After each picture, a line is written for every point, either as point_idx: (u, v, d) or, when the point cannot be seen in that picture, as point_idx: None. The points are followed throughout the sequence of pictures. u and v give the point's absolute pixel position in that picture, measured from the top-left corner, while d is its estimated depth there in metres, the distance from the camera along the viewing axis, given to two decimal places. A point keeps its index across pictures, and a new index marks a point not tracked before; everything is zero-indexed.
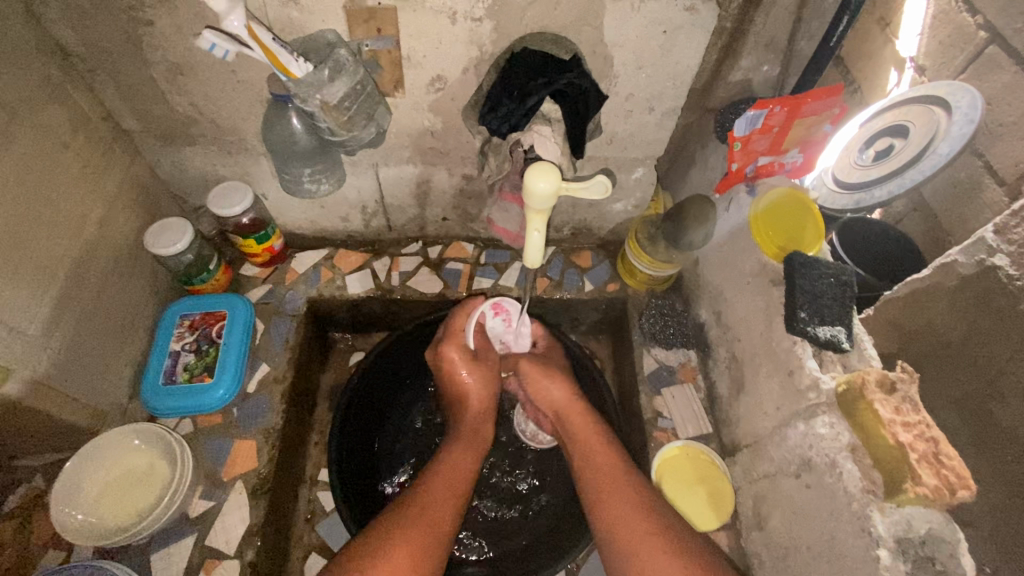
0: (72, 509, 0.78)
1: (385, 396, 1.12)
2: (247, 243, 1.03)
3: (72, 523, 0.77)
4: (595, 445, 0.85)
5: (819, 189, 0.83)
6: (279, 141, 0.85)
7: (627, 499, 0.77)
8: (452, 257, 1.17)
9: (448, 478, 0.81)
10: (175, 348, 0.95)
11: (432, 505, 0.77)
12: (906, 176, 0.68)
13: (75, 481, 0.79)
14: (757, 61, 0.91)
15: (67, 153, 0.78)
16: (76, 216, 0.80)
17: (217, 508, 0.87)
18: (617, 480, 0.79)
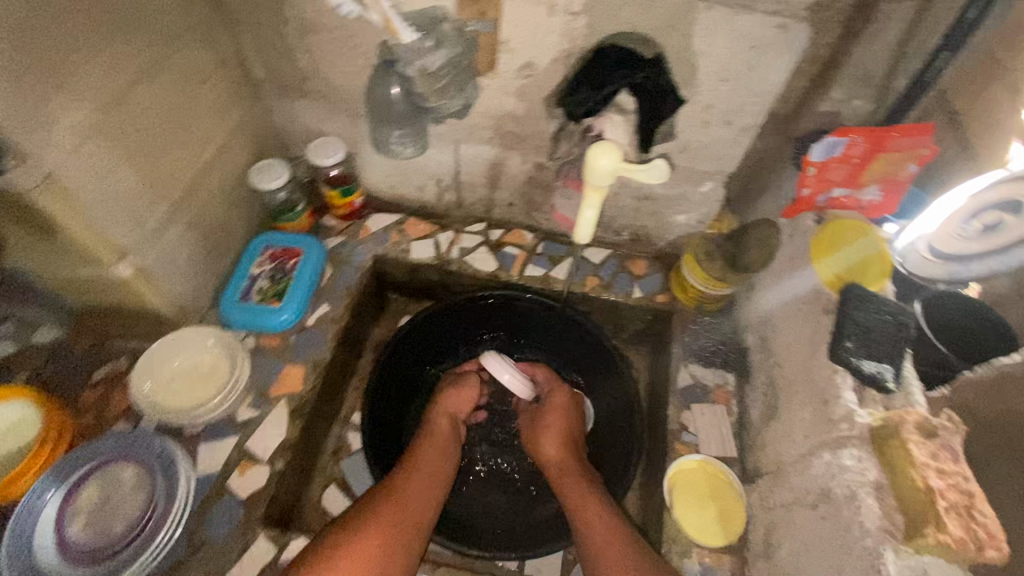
0: (144, 378, 0.90)
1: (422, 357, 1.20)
2: (332, 194, 1.15)
3: (141, 390, 0.89)
4: (566, 469, 0.94)
5: (908, 257, 0.78)
6: (378, 104, 0.93)
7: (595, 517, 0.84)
8: (510, 242, 1.22)
9: (429, 467, 0.91)
10: (254, 273, 1.06)
11: (415, 491, 0.86)
12: (1014, 257, 0.66)
13: (156, 359, 0.91)
14: (849, 93, 0.90)
15: (205, 85, 0.91)
16: (202, 139, 0.92)
17: (260, 419, 0.95)
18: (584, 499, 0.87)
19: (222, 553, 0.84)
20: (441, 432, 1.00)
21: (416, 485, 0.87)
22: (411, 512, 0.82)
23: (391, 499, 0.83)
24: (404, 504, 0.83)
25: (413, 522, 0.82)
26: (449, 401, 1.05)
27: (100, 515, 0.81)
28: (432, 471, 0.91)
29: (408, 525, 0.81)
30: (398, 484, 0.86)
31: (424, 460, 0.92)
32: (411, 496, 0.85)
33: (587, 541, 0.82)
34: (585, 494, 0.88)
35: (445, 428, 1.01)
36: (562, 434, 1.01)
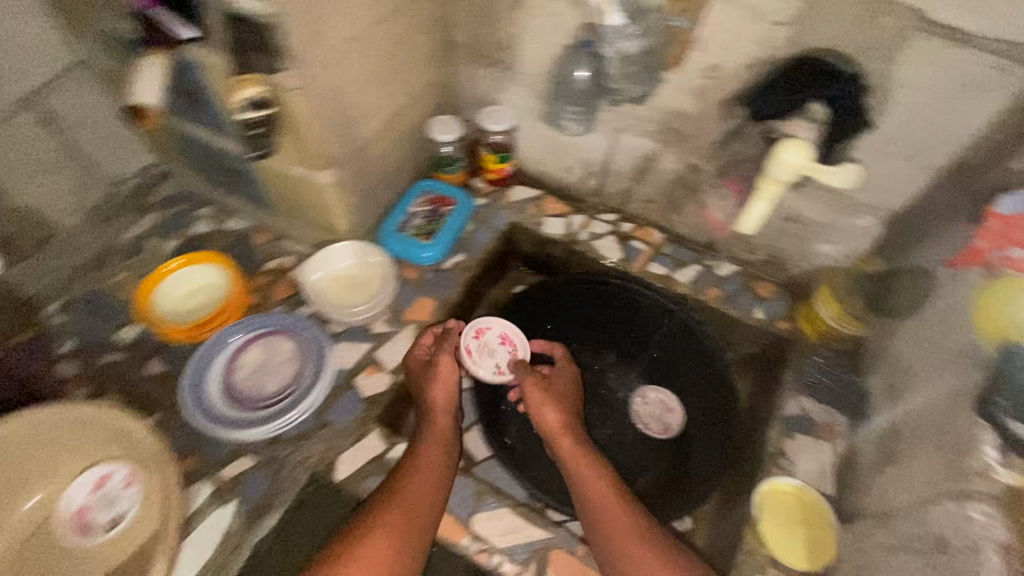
0: (316, 271, 1.07)
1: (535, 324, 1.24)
2: (489, 159, 1.24)
3: (310, 279, 1.06)
4: (577, 455, 0.92)
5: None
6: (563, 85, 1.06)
7: (616, 522, 0.83)
8: (638, 237, 1.25)
9: (424, 464, 0.88)
10: (413, 211, 1.18)
11: (413, 494, 0.84)
12: None
13: (327, 259, 1.07)
14: None
15: (419, 39, 1.04)
16: (404, 85, 1.05)
17: (390, 336, 1.07)
18: (600, 498, 0.86)
19: (340, 437, 0.95)
20: (440, 428, 0.94)
21: (414, 485, 0.85)
22: (415, 519, 0.82)
23: (393, 502, 0.83)
24: (404, 510, 0.82)
25: (419, 529, 0.82)
26: (438, 397, 0.97)
27: (259, 373, 0.96)
28: (432, 471, 0.88)
29: (412, 534, 0.81)
30: (397, 486, 0.85)
31: (419, 459, 0.89)
32: (411, 498, 0.83)
33: (605, 541, 0.83)
34: (602, 495, 0.86)
35: (448, 424, 0.95)
36: (565, 421, 0.97)
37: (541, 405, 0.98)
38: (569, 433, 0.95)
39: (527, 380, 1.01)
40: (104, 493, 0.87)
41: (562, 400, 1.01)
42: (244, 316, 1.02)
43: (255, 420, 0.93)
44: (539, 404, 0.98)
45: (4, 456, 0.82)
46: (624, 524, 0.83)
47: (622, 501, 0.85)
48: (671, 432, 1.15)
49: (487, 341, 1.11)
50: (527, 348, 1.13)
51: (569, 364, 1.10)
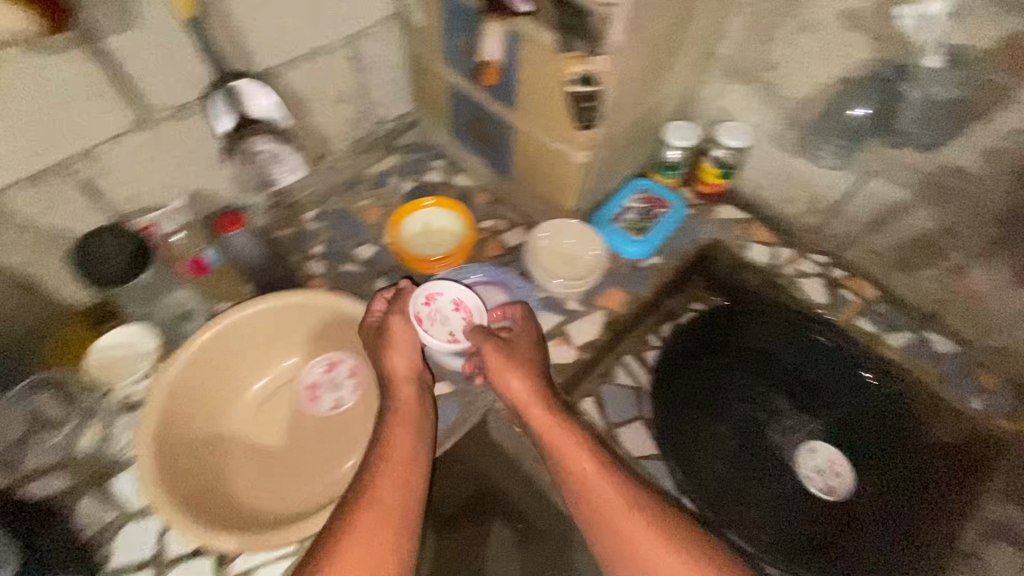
0: (542, 235, 1.14)
1: (716, 345, 1.19)
2: (708, 171, 1.23)
3: (536, 241, 1.14)
4: (549, 423, 0.88)
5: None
6: (833, 123, 1.03)
7: (625, 520, 0.80)
8: (850, 286, 1.20)
9: (396, 443, 0.84)
10: (628, 206, 1.22)
11: (392, 482, 0.80)
12: None
13: (554, 228, 1.14)
14: None
15: (694, 46, 1.06)
16: (666, 86, 1.09)
17: (583, 316, 1.13)
18: (599, 491, 0.82)
19: None
20: (404, 403, 0.89)
21: (390, 478, 0.80)
22: (393, 511, 0.77)
23: (377, 490, 0.79)
24: (382, 498, 0.78)
25: (404, 510, 0.78)
26: (399, 376, 0.91)
27: None
28: (403, 459, 0.83)
29: (393, 522, 0.77)
30: (376, 469, 0.81)
31: (390, 442, 0.84)
32: (386, 491, 0.79)
33: (623, 541, 0.79)
34: (591, 481, 0.83)
35: (412, 395, 0.90)
36: (533, 386, 0.91)
37: (502, 373, 0.91)
38: (527, 389, 0.91)
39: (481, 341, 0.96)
40: (330, 375, 1.02)
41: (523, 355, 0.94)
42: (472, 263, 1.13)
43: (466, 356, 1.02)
44: (500, 370, 0.92)
45: (234, 343, 0.97)
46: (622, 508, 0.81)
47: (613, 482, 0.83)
48: (840, 497, 1.08)
49: None
50: (486, 313, 1.01)
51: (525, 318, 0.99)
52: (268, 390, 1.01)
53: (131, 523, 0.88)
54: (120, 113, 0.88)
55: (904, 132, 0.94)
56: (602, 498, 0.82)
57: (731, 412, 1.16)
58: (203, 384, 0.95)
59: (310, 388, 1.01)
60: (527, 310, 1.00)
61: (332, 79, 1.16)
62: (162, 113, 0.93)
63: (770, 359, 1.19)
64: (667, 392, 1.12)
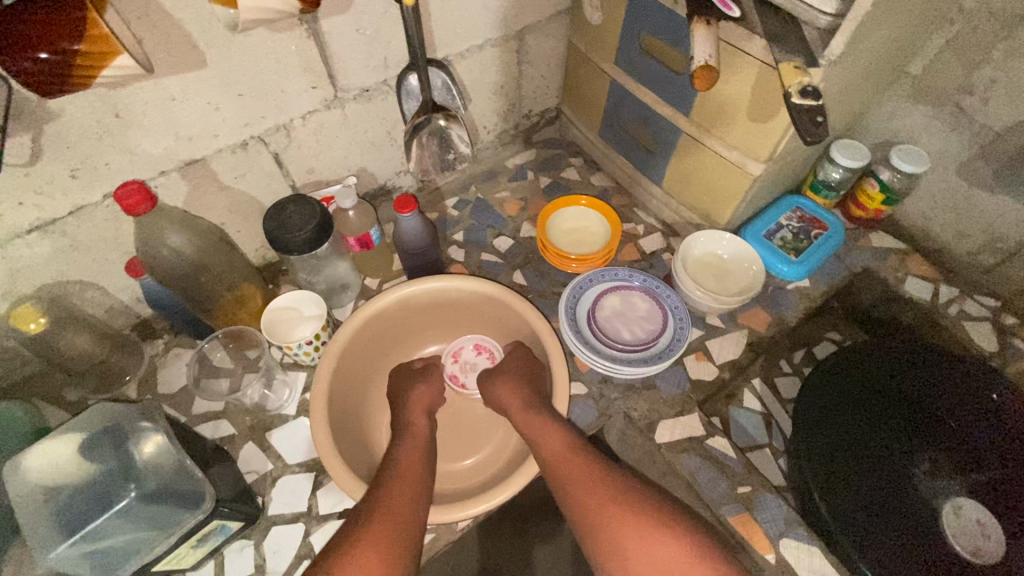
0: (693, 247, 1.12)
1: (870, 378, 1.12)
2: (873, 195, 1.15)
3: (687, 253, 1.11)
4: (542, 434, 0.85)
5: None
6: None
7: (625, 529, 0.73)
8: (1021, 337, 1.12)
9: (404, 460, 0.84)
10: (782, 222, 1.16)
11: (400, 497, 0.77)
12: None
13: (706, 240, 1.12)
14: None
15: (889, 63, 1.00)
16: (848, 104, 1.03)
17: (724, 332, 1.10)
18: (593, 499, 0.77)
19: (664, 403, 1.02)
20: (417, 428, 0.91)
21: (397, 494, 0.78)
22: (398, 520, 0.74)
23: (386, 502, 0.76)
24: (393, 507, 0.76)
25: (408, 519, 0.75)
26: (414, 400, 0.96)
27: (622, 320, 1.05)
28: (410, 475, 0.82)
29: (402, 529, 0.74)
30: (384, 483, 0.80)
31: (393, 462, 0.84)
32: (394, 503, 0.76)
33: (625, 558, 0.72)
34: (588, 494, 0.77)
35: (422, 423, 0.92)
36: (522, 397, 0.92)
37: (495, 390, 0.95)
38: (523, 409, 0.90)
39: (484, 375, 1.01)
40: (466, 361, 1.07)
41: (514, 375, 0.96)
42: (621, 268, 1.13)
43: (613, 358, 1.01)
44: (496, 391, 0.95)
45: (403, 320, 1.03)
46: (622, 516, 0.74)
47: (610, 487, 0.78)
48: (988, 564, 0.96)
49: (678, 330, 1.03)
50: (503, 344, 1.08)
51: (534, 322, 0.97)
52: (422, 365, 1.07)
53: (287, 474, 0.94)
54: (319, 90, 0.92)
55: None
56: (596, 506, 0.76)
57: (874, 451, 1.06)
58: (368, 346, 1.00)
59: (453, 377, 1.06)
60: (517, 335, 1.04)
61: (494, 71, 1.18)
62: (351, 92, 0.97)
63: (931, 404, 1.09)
64: (809, 421, 1.07)
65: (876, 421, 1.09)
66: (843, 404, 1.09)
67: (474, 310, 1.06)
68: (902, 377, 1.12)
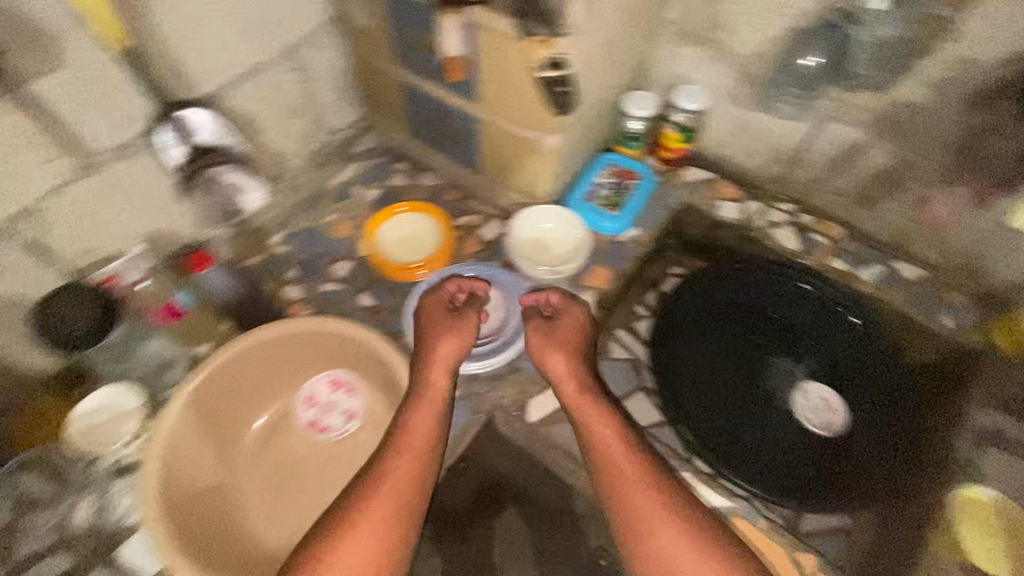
0: (520, 227, 1.14)
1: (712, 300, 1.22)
2: (672, 136, 1.25)
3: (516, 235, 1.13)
4: (600, 425, 0.89)
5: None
6: (793, 77, 1.06)
7: (650, 511, 0.83)
8: (818, 230, 1.23)
9: (417, 430, 0.85)
10: (599, 182, 1.23)
11: (410, 465, 0.83)
12: None
13: (530, 218, 1.14)
14: None
15: (645, 13, 1.06)
16: (622, 58, 1.09)
17: (572, 297, 1.14)
18: (640, 485, 0.84)
19: (530, 383, 1.03)
20: (431, 395, 0.87)
21: (399, 466, 0.83)
22: (398, 501, 0.81)
23: (399, 463, 0.83)
24: (399, 478, 0.82)
25: (416, 484, 0.82)
26: (439, 355, 0.89)
27: None
28: (416, 447, 0.84)
29: (406, 513, 0.81)
30: (393, 453, 0.83)
31: (407, 432, 0.85)
32: (400, 480, 0.82)
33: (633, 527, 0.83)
34: (634, 478, 0.85)
35: (439, 387, 0.87)
36: (574, 368, 0.93)
37: (550, 351, 0.94)
38: (580, 384, 0.92)
39: (541, 333, 0.96)
40: (322, 403, 0.99)
41: (574, 370, 0.93)
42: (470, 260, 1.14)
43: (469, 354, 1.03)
44: (540, 353, 0.94)
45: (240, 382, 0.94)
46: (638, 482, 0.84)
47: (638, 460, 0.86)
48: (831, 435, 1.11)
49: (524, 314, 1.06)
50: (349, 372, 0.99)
51: (575, 303, 0.98)
52: (267, 428, 0.99)
53: None
54: (56, 163, 0.81)
55: (851, 75, 0.98)
56: (626, 494, 0.84)
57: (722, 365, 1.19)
58: (205, 420, 0.91)
59: (311, 423, 0.99)
60: (574, 299, 0.98)
61: (278, 94, 1.10)
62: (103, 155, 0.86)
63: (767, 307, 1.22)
64: (664, 358, 1.14)
65: (720, 339, 1.21)
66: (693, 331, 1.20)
67: (307, 355, 0.97)
68: (735, 292, 1.22)
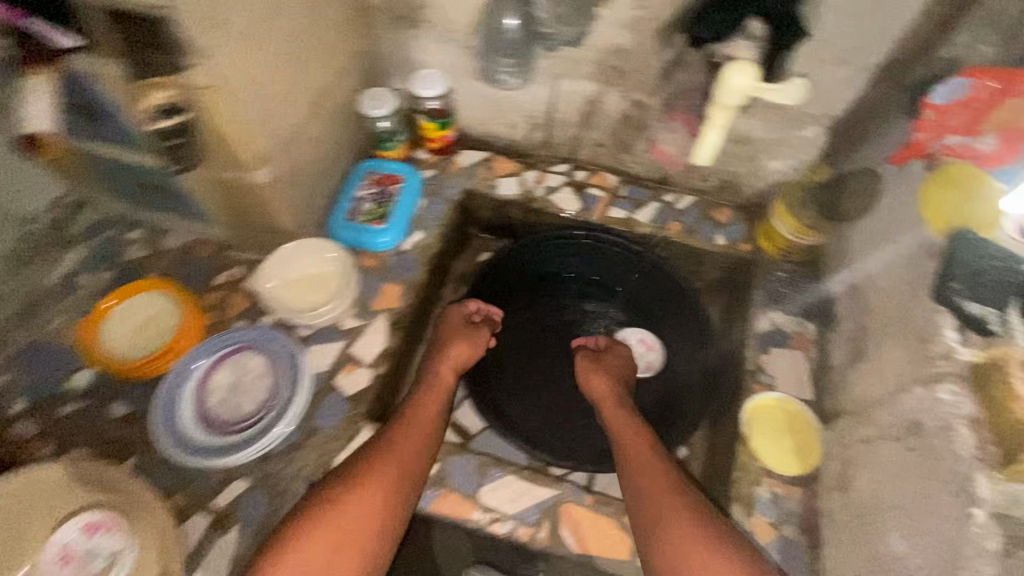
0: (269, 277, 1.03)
1: (516, 280, 1.25)
2: (430, 126, 1.19)
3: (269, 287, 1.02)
4: (626, 430, 0.93)
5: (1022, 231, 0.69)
6: (491, 33, 1.00)
7: (660, 484, 0.82)
8: (595, 184, 1.25)
9: (422, 429, 0.90)
10: (360, 195, 1.12)
11: (404, 451, 0.85)
12: None
13: (280, 262, 1.03)
14: (975, 39, 0.78)
15: (332, 9, 0.95)
16: (326, 62, 0.98)
17: (363, 328, 1.05)
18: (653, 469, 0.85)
19: (332, 440, 0.94)
20: (440, 379, 1.01)
21: (402, 440, 0.86)
22: (394, 480, 0.81)
23: (381, 463, 0.82)
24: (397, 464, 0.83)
25: (407, 468, 0.84)
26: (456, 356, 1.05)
27: (235, 391, 0.92)
28: (417, 424, 0.90)
29: (394, 497, 0.80)
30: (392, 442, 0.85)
31: (412, 426, 0.89)
32: (402, 445, 0.85)
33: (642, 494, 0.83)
34: (643, 456, 0.87)
35: (444, 379, 1.01)
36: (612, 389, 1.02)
37: (589, 371, 1.05)
38: (616, 397, 1.01)
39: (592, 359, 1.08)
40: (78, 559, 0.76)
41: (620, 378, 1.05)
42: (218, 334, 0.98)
43: (241, 442, 0.88)
44: (585, 372, 1.06)
45: None
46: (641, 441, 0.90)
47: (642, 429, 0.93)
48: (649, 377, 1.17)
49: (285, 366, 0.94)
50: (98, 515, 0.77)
51: (621, 343, 1.13)
52: None
53: None
54: None
55: (549, 33, 0.95)
56: (642, 471, 0.85)
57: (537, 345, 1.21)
58: None
59: None
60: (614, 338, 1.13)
61: None
62: None
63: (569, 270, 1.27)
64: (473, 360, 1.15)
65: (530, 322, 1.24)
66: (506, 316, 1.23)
67: None
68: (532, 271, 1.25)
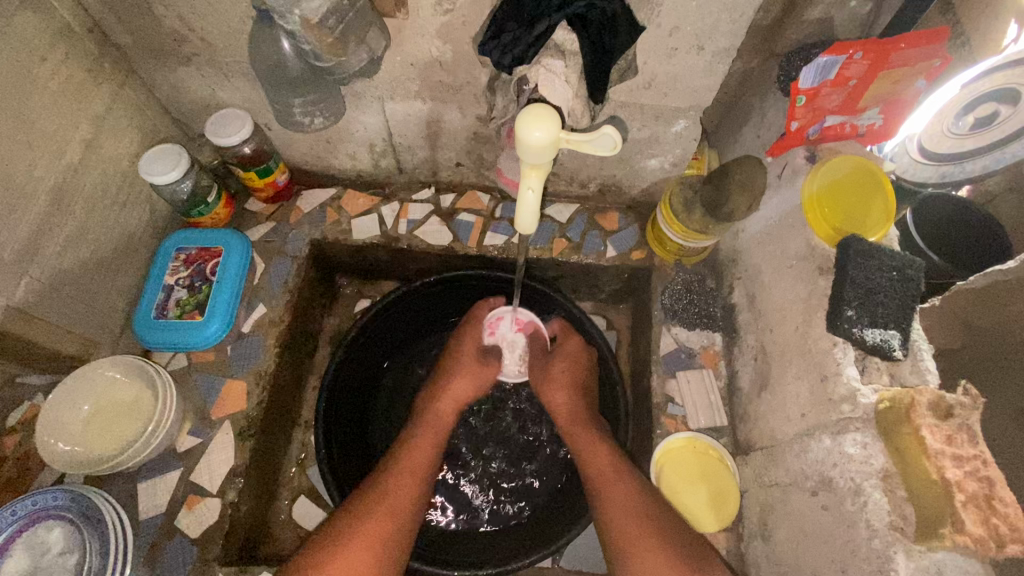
0: (57, 439, 0.78)
1: (396, 336, 1.09)
2: (249, 176, 0.96)
3: (58, 453, 0.77)
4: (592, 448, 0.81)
5: (898, 159, 0.79)
6: (266, 67, 0.80)
7: (620, 493, 0.74)
8: (464, 208, 1.07)
9: (416, 466, 0.78)
10: (169, 283, 0.93)
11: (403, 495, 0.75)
12: (1007, 152, 0.68)
13: (62, 410, 0.78)
14: (832, 11, 0.77)
15: (46, 66, 0.72)
16: (59, 136, 0.75)
17: (204, 446, 0.86)
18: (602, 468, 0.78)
19: None
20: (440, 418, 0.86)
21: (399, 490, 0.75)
22: (390, 528, 0.71)
23: (375, 512, 0.72)
24: (395, 515, 0.72)
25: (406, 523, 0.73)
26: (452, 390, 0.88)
27: None
28: (416, 465, 0.78)
29: (388, 544, 0.70)
30: (383, 489, 0.74)
31: (414, 460, 0.79)
32: (394, 499, 0.74)
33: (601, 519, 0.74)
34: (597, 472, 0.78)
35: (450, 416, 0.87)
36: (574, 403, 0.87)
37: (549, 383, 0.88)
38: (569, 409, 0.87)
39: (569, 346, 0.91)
40: None
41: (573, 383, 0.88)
42: (9, 501, 0.75)
43: None
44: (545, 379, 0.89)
45: None
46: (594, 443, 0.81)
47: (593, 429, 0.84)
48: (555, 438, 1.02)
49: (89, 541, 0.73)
50: None
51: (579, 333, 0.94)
52: None
53: None
54: None
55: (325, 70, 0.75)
56: (608, 480, 0.76)
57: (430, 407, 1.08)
58: None
59: None
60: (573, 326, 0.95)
61: None
62: None
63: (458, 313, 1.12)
64: (353, 452, 1.00)
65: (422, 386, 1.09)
66: (398, 375, 1.10)
67: None
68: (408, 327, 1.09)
